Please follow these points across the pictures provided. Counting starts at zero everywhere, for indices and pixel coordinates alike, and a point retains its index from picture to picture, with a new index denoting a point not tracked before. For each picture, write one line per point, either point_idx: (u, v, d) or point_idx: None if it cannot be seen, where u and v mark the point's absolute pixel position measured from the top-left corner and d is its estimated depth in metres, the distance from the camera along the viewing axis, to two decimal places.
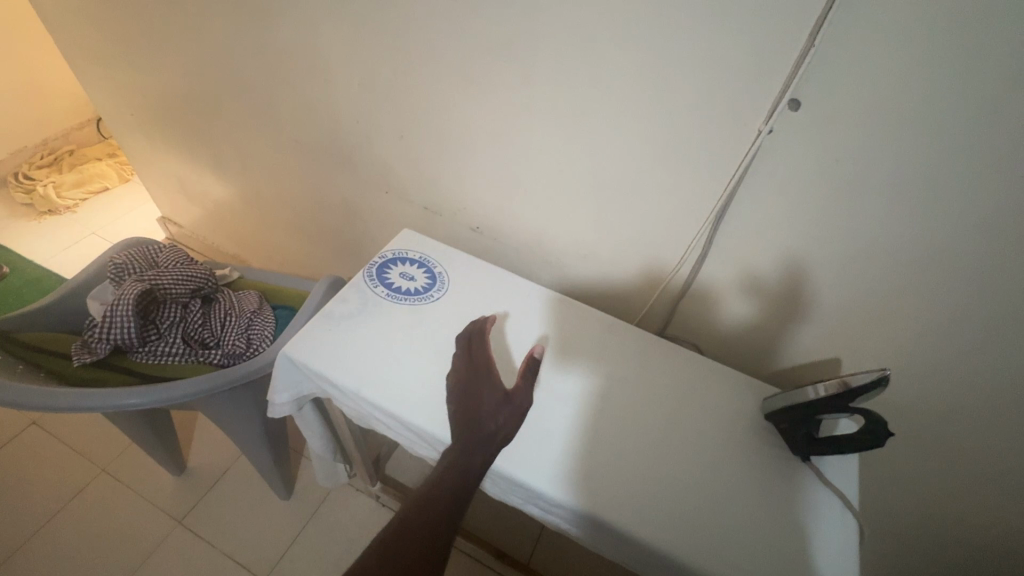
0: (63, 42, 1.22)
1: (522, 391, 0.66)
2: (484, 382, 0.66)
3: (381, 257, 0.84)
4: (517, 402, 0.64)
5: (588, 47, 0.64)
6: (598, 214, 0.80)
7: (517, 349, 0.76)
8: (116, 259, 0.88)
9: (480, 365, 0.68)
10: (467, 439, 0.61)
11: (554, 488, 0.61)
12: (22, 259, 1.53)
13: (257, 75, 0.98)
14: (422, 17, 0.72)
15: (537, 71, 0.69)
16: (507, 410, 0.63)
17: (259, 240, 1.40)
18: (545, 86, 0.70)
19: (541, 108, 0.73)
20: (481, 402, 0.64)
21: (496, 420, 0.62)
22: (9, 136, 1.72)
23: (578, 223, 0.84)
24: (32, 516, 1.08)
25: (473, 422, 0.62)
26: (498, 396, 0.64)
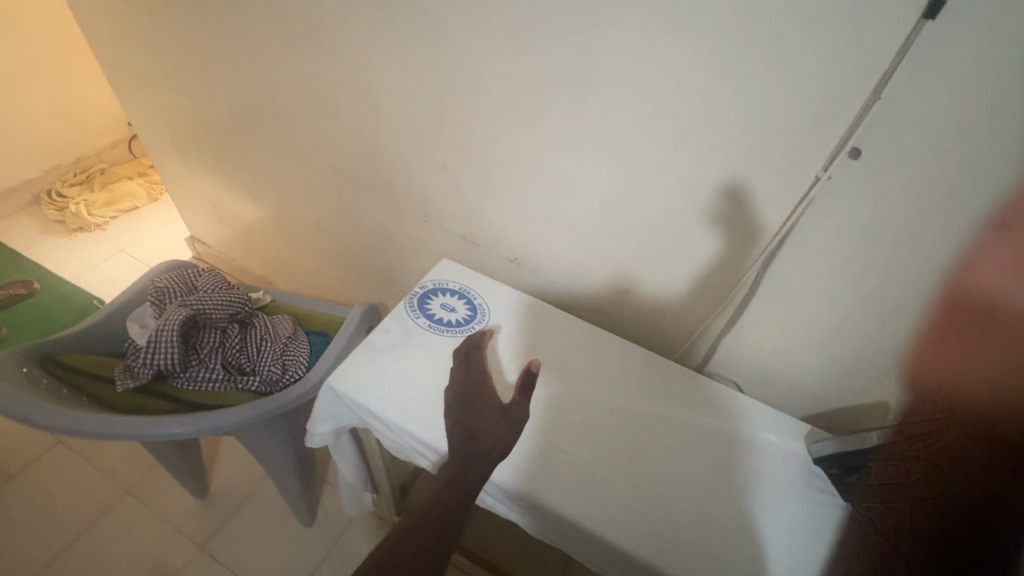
0: (110, 67, 1.26)
1: (517, 405, 0.70)
2: (484, 399, 0.69)
3: (422, 287, 0.85)
4: (514, 417, 0.68)
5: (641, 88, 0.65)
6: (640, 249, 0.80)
7: (575, 386, 0.75)
8: (157, 283, 0.89)
9: (478, 381, 0.72)
10: (466, 454, 0.63)
11: (558, 499, 0.63)
12: (53, 276, 1.55)
13: (302, 105, 1.00)
14: (475, 54, 0.74)
15: (589, 110, 0.71)
16: (503, 426, 0.67)
17: (288, 262, 1.42)
18: (597, 126, 0.71)
19: (589, 147, 0.74)
20: (480, 418, 0.67)
21: (494, 436, 0.66)
22: (43, 154, 1.75)
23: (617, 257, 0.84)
24: (53, 537, 1.07)
25: (473, 440, 0.65)
26: (496, 410, 0.68)
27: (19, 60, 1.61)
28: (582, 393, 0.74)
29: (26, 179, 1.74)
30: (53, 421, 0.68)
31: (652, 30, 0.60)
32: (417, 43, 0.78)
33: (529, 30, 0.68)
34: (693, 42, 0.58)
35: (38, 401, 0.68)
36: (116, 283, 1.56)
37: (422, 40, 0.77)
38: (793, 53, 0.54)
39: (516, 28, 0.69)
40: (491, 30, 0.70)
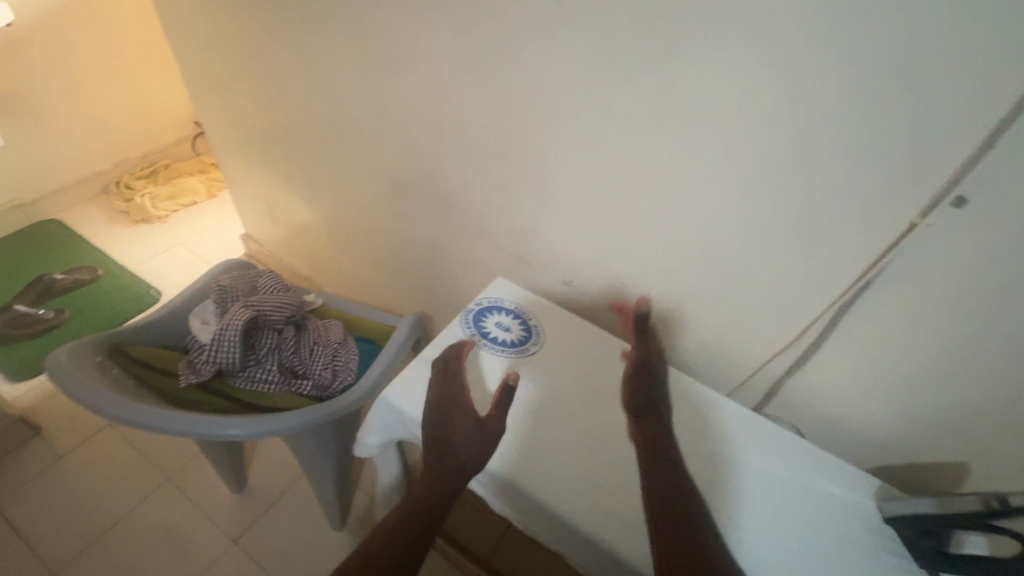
0: (189, 70, 1.32)
1: (495, 419, 0.67)
2: (460, 411, 0.66)
3: (477, 304, 0.84)
4: (490, 432, 0.65)
5: (719, 125, 0.63)
6: (705, 283, 0.78)
7: None
8: (220, 282, 0.91)
9: (454, 393, 0.68)
10: (437, 467, 0.61)
11: (552, 497, 0.64)
12: (116, 264, 1.62)
13: (369, 118, 1.02)
14: (549, 81, 0.74)
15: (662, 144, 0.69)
16: (478, 441, 0.64)
17: (337, 265, 1.44)
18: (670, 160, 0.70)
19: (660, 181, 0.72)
20: (455, 431, 0.64)
21: (469, 450, 0.63)
22: (115, 147, 1.85)
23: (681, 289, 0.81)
24: (100, 518, 1.11)
25: (445, 453, 0.62)
26: (471, 424, 0.65)
27: (101, 60, 1.70)
28: None
29: (96, 170, 1.83)
30: (124, 412, 0.70)
31: (742, 68, 0.58)
32: (491, 67, 0.78)
33: (609, 60, 0.67)
34: (786, 82, 0.56)
35: (109, 392, 0.71)
36: (172, 275, 1.63)
37: (497, 65, 0.77)
38: (899, 97, 0.51)
39: (594, 58, 0.68)
40: (569, 59, 0.70)
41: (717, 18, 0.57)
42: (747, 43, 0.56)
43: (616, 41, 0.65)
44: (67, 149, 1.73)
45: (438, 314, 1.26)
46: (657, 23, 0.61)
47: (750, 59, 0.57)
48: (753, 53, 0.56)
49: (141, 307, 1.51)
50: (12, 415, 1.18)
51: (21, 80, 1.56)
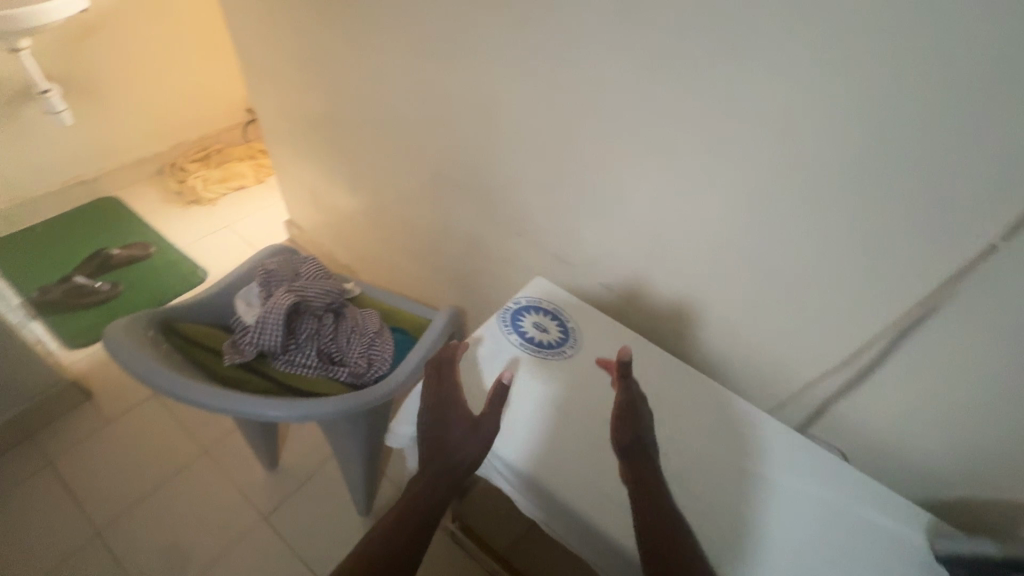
0: (247, 57, 1.36)
1: (489, 419, 0.67)
2: (453, 411, 0.67)
3: (514, 303, 0.83)
4: (485, 432, 0.66)
5: (783, 134, 0.60)
6: (753, 296, 0.75)
7: (671, 431, 0.71)
8: (266, 266, 0.94)
9: (446, 394, 0.69)
10: (433, 469, 0.62)
11: (566, 489, 0.64)
12: (167, 242, 1.70)
13: (416, 111, 1.02)
14: (602, 82, 0.72)
15: (718, 150, 0.66)
16: (473, 442, 0.65)
17: (375, 255, 1.46)
18: (725, 168, 0.67)
19: (713, 188, 0.70)
20: (449, 432, 0.65)
21: (462, 451, 0.64)
22: (172, 130, 1.92)
23: (726, 301, 0.79)
24: (141, 484, 1.16)
25: (440, 452, 0.63)
26: (464, 424, 0.66)
27: (163, 45, 1.77)
28: (680, 440, 0.70)
29: (154, 152, 1.91)
30: (173, 386, 0.72)
31: (814, 74, 0.55)
32: (543, 65, 0.77)
33: (668, 62, 0.64)
34: (862, 91, 0.53)
35: (159, 365, 0.73)
36: (218, 256, 1.68)
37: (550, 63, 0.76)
38: (986, 110, 0.48)
39: (653, 59, 0.65)
40: (626, 60, 0.68)
41: (792, 20, 0.54)
42: (822, 48, 0.53)
43: (678, 42, 0.62)
44: (128, 130, 1.81)
45: (473, 309, 1.27)
46: (724, 24, 0.58)
47: (824, 65, 0.54)
48: (828, 59, 0.53)
49: (188, 285, 1.57)
50: (67, 380, 1.25)
51: (90, 63, 1.63)
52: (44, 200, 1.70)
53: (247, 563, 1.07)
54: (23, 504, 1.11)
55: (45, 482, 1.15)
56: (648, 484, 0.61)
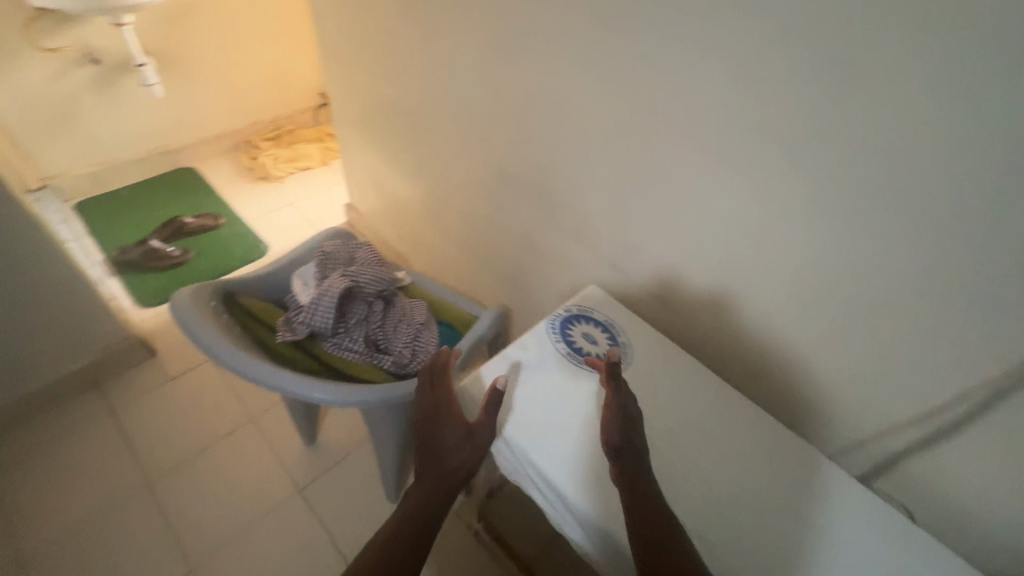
0: (326, 43, 1.39)
1: (483, 425, 0.65)
2: (448, 418, 0.66)
3: (565, 311, 0.81)
4: (479, 438, 0.64)
5: (889, 163, 0.53)
6: (828, 334, 0.68)
7: (720, 466, 0.66)
8: (324, 249, 0.96)
9: (440, 401, 0.68)
10: (430, 476, 0.63)
11: (562, 479, 0.63)
12: (235, 215, 1.78)
13: (482, 106, 1.01)
14: (681, 92, 0.66)
15: (808, 174, 0.60)
16: (466, 447, 0.64)
17: (429, 245, 1.48)
18: (814, 194, 0.60)
19: (795, 215, 0.63)
20: (443, 439, 0.64)
21: (458, 458, 0.63)
22: (251, 109, 2.01)
23: (797, 335, 0.72)
24: (190, 442, 1.23)
25: (435, 460, 0.63)
26: (459, 431, 0.65)
27: (246, 27, 1.83)
28: (729, 474, 0.66)
29: (232, 128, 2.01)
30: (228, 357, 0.74)
31: (940, 100, 0.48)
32: (619, 70, 0.72)
33: (761, 76, 0.58)
34: (990, 120, 0.46)
35: (218, 335, 0.76)
36: (280, 232, 1.75)
37: (626, 69, 0.71)
38: None
39: (744, 70, 0.59)
40: (712, 70, 0.62)
41: (920, 37, 0.47)
42: (953, 71, 0.46)
43: (776, 54, 0.56)
44: (209, 106, 1.90)
45: (521, 309, 1.25)
46: (834, 36, 0.51)
47: (955, 90, 0.47)
48: (956, 82, 0.46)
49: (250, 258, 1.64)
50: (134, 337, 1.33)
51: (180, 41, 1.72)
52: (131, 166, 1.82)
53: (279, 533, 1.11)
54: (86, 447, 1.20)
55: (106, 428, 1.23)
56: (643, 493, 0.57)
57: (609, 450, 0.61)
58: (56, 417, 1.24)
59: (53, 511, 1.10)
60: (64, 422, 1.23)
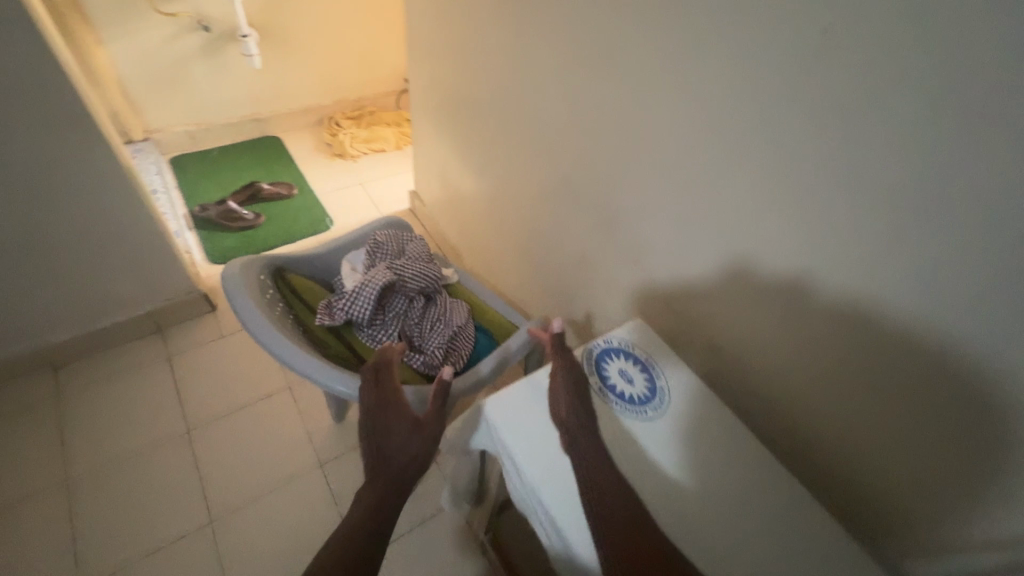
0: (416, 34, 1.41)
1: (430, 418, 0.70)
2: (397, 415, 0.69)
3: (605, 343, 0.76)
4: (426, 431, 0.68)
5: (1014, 254, 0.45)
6: (858, 394, 0.64)
7: (748, 545, 0.60)
8: (376, 237, 0.97)
9: (387, 400, 0.71)
10: (379, 474, 0.63)
11: (550, 494, 0.60)
12: (308, 187, 1.86)
13: (555, 115, 0.98)
14: (770, 134, 0.59)
15: (906, 247, 0.52)
16: (415, 440, 0.66)
17: (484, 244, 1.47)
18: (910, 271, 0.52)
19: (882, 288, 0.56)
20: (389, 437, 0.66)
21: (406, 453, 0.65)
22: (339, 87, 2.09)
23: (831, 393, 0.67)
24: (232, 399, 1.29)
25: (383, 457, 0.64)
26: (407, 426, 0.67)
27: (345, 9, 1.89)
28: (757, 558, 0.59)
29: (319, 104, 2.09)
30: (263, 334, 0.75)
31: None
32: (704, 102, 0.66)
33: (870, 130, 0.50)
34: None
35: (259, 312, 0.76)
36: (346, 210, 1.81)
37: (713, 101, 0.64)
38: None
39: (849, 121, 0.52)
40: (810, 115, 0.55)
41: None
42: None
43: (893, 108, 0.48)
44: (300, 81, 1.99)
45: (564, 325, 1.21)
46: (973, 98, 0.43)
47: None
48: None
49: (315, 231, 1.70)
50: (199, 290, 1.41)
51: (283, 18, 1.80)
52: (223, 129, 1.94)
53: (296, 502, 1.15)
54: (141, 387, 1.28)
55: (161, 371, 1.32)
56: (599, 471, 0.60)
57: (563, 420, 0.64)
58: (122, 353, 1.35)
59: (103, 440, 1.18)
60: (128, 359, 1.33)
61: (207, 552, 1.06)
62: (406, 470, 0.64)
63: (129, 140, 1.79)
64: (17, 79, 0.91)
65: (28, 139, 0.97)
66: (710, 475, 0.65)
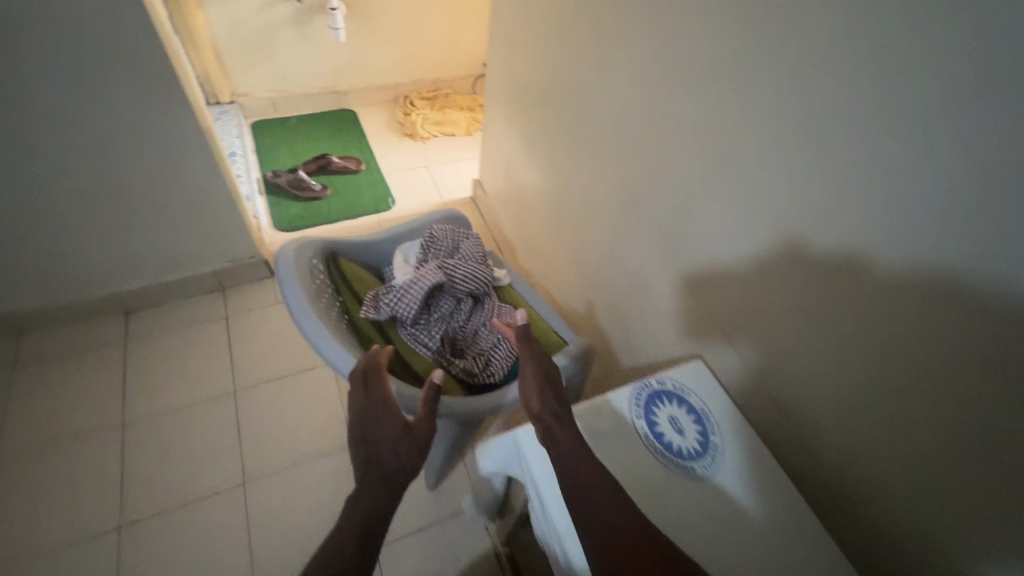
0: (498, 20, 1.36)
1: (420, 421, 0.66)
2: (389, 417, 0.65)
3: (658, 383, 0.69)
4: (417, 435, 0.64)
5: None
6: (878, 413, 0.58)
7: None
8: (431, 232, 0.94)
9: (376, 403, 0.67)
10: (370, 481, 0.60)
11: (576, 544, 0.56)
12: (376, 164, 1.87)
13: (631, 124, 0.90)
14: (891, 178, 0.50)
15: None
16: (407, 444, 0.63)
17: (542, 246, 1.42)
18: None
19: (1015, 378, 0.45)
20: (380, 441, 0.63)
21: (397, 457, 0.62)
22: (417, 67, 2.08)
23: (858, 421, 0.61)
24: (277, 366, 1.33)
25: (374, 462, 0.61)
26: (398, 429, 0.64)
27: None
28: None
29: (397, 82, 2.10)
30: (306, 323, 0.74)
31: None
32: (811, 135, 0.57)
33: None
34: None
35: (305, 299, 0.75)
36: (408, 191, 1.81)
37: (823, 136, 0.55)
38: None
39: (1007, 175, 0.42)
40: (949, 160, 0.45)
41: None
42: None
43: None
44: (380, 58, 1.99)
45: (611, 343, 1.15)
46: None
47: None
48: None
49: (376, 210, 1.72)
50: (260, 256, 1.46)
51: None
52: (303, 98, 1.98)
53: (323, 477, 1.17)
54: (198, 341, 1.35)
55: (217, 328, 1.38)
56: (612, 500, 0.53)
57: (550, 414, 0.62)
58: (184, 305, 1.42)
59: (159, 388, 1.25)
60: (190, 313, 1.40)
61: (235, 511, 1.11)
62: (398, 475, 0.61)
63: (217, 102, 1.87)
64: (112, 39, 0.94)
65: (117, 97, 1.02)
66: (754, 557, 0.56)
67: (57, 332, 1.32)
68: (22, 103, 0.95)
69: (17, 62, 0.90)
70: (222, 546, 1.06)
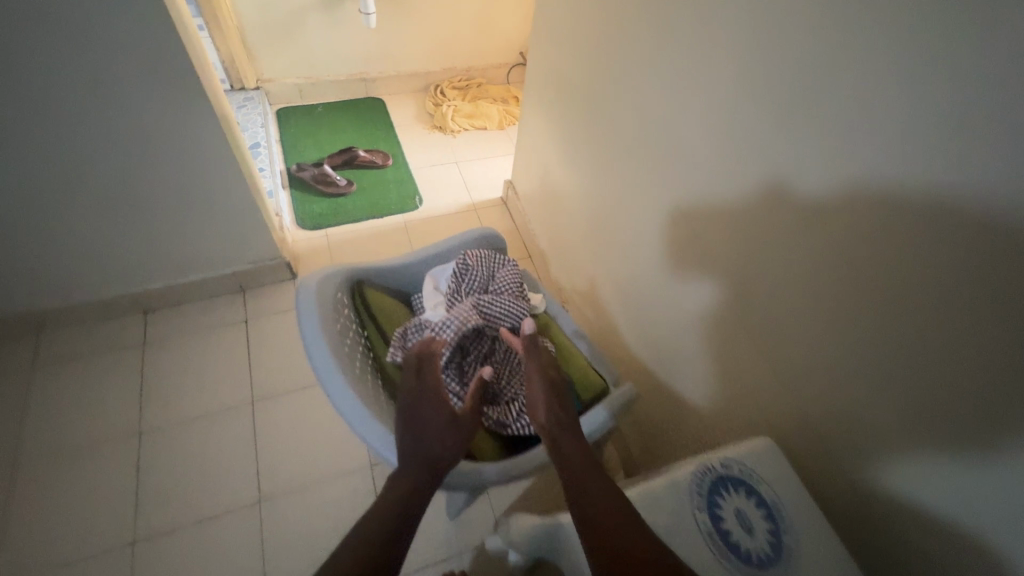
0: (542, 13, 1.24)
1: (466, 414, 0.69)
2: (438, 401, 0.66)
3: (723, 467, 0.60)
4: (462, 423, 0.66)
5: None
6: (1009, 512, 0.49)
7: None
8: (465, 259, 0.86)
9: (425, 389, 0.67)
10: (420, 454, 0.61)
11: None
12: (403, 159, 1.78)
13: (695, 149, 0.79)
14: None
15: None
16: (454, 431, 0.65)
17: (577, 260, 1.33)
18: None
19: None
20: (429, 420, 0.64)
21: (446, 440, 0.63)
22: (450, 55, 1.97)
23: (904, 430, 0.57)
24: (296, 376, 1.28)
25: (423, 441, 0.62)
26: (446, 415, 0.65)
27: None
28: None
29: (428, 70, 1.99)
30: (325, 376, 0.66)
31: None
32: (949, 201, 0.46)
33: None
34: None
35: (326, 347, 0.68)
36: (436, 189, 1.72)
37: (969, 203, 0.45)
38: None
39: None
40: None
41: None
42: None
43: None
44: (412, 44, 1.88)
45: (651, 377, 1.06)
46: None
47: None
48: None
49: (403, 209, 1.64)
50: (282, 258, 1.40)
51: None
52: (330, 85, 1.90)
53: (339, 498, 1.13)
54: (216, 345, 1.30)
55: (236, 332, 1.33)
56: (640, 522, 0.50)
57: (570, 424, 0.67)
58: (203, 306, 1.37)
59: (176, 394, 1.22)
60: (209, 315, 1.36)
61: (249, 530, 1.07)
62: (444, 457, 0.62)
63: (242, 87, 1.80)
64: (124, 31, 0.86)
65: (132, 94, 0.95)
66: None
67: (75, 329, 1.29)
68: (32, 100, 0.89)
69: (25, 57, 0.83)
70: (235, 568, 1.02)
